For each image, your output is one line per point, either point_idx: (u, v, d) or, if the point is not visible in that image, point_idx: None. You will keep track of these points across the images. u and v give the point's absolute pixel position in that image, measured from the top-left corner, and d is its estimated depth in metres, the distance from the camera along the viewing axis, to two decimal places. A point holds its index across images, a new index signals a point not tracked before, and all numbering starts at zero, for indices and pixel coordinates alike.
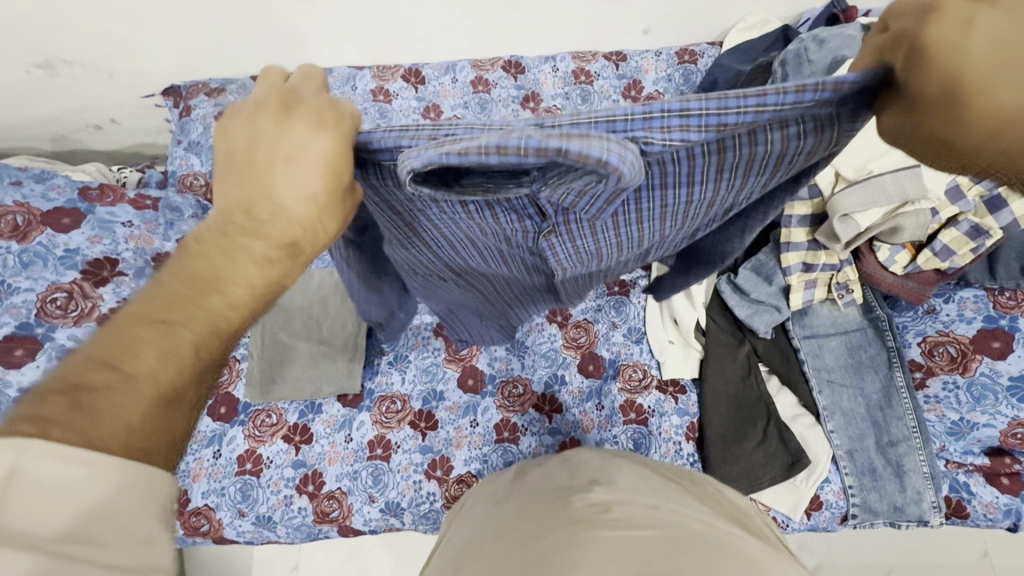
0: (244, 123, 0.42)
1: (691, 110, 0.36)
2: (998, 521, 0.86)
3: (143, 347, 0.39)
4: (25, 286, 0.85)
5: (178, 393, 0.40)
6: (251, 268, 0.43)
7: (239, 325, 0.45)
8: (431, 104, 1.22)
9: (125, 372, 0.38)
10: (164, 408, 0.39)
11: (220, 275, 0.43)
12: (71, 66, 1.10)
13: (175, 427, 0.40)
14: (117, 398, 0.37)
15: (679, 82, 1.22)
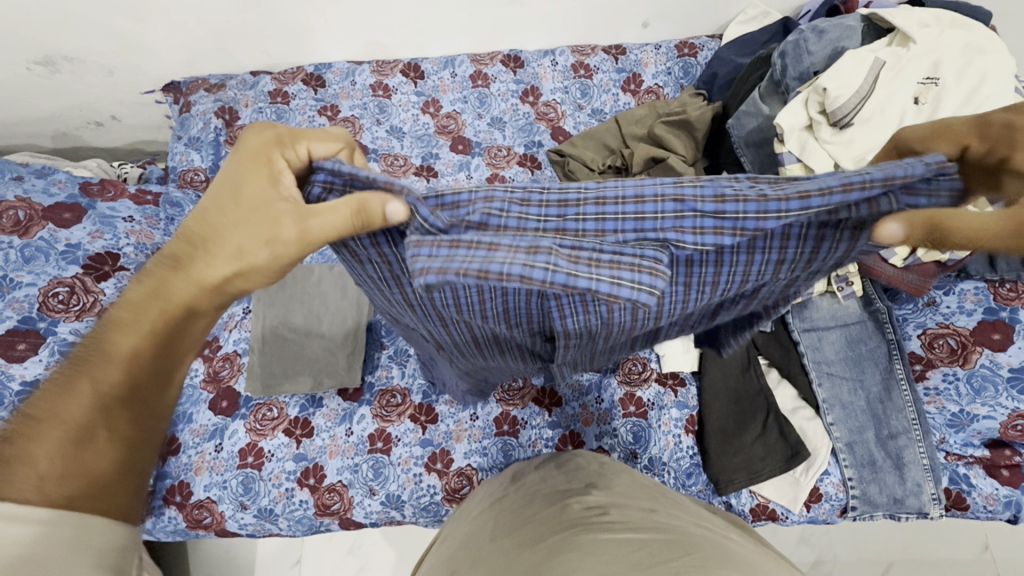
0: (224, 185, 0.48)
1: (726, 207, 0.39)
2: (999, 513, 0.86)
3: (57, 395, 0.45)
4: (27, 280, 0.86)
5: (87, 431, 0.45)
6: (191, 290, 0.49)
7: (147, 350, 0.49)
8: (430, 98, 1.19)
9: (38, 417, 0.43)
10: (75, 446, 0.44)
11: (153, 296, 0.49)
12: (72, 63, 1.10)
13: (97, 466, 0.44)
14: (30, 446, 0.42)
15: (679, 75, 1.21)
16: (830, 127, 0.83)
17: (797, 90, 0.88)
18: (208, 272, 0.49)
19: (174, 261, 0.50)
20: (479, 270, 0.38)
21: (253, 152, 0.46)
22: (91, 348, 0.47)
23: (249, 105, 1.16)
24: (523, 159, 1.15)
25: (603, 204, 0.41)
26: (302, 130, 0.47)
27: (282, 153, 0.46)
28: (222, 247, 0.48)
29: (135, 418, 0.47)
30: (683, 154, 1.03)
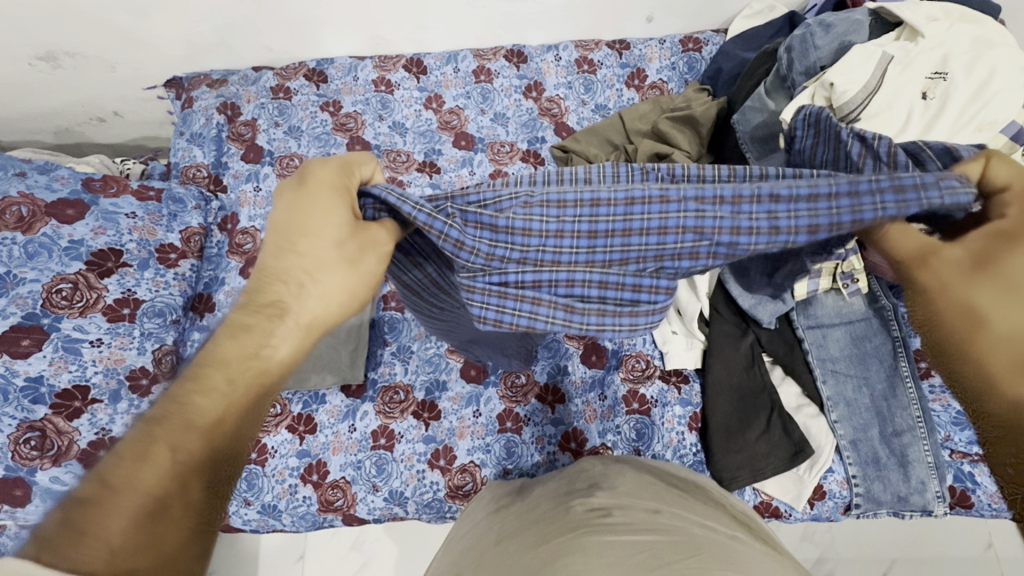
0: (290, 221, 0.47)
1: (742, 238, 0.44)
2: (1003, 510, 0.87)
3: (130, 464, 0.43)
4: (30, 276, 0.85)
5: (161, 503, 0.42)
6: (281, 346, 0.48)
7: (214, 415, 0.45)
8: (433, 94, 1.18)
9: (112, 485, 0.42)
10: (147, 518, 0.41)
11: (246, 352, 0.47)
12: (74, 58, 1.10)
13: (166, 540, 0.42)
14: (104, 516, 0.40)
15: (684, 70, 1.20)
16: (837, 122, 0.82)
17: (804, 84, 0.87)
18: (310, 310, 0.48)
19: (278, 306, 0.47)
20: (526, 322, 0.49)
21: (328, 189, 0.46)
22: (177, 410, 0.45)
23: (251, 101, 1.15)
24: (526, 156, 1.14)
25: (628, 236, 0.45)
26: (352, 158, 0.48)
27: (351, 184, 0.47)
28: (330, 276, 0.47)
29: (207, 486, 0.45)
30: (687, 150, 1.03)
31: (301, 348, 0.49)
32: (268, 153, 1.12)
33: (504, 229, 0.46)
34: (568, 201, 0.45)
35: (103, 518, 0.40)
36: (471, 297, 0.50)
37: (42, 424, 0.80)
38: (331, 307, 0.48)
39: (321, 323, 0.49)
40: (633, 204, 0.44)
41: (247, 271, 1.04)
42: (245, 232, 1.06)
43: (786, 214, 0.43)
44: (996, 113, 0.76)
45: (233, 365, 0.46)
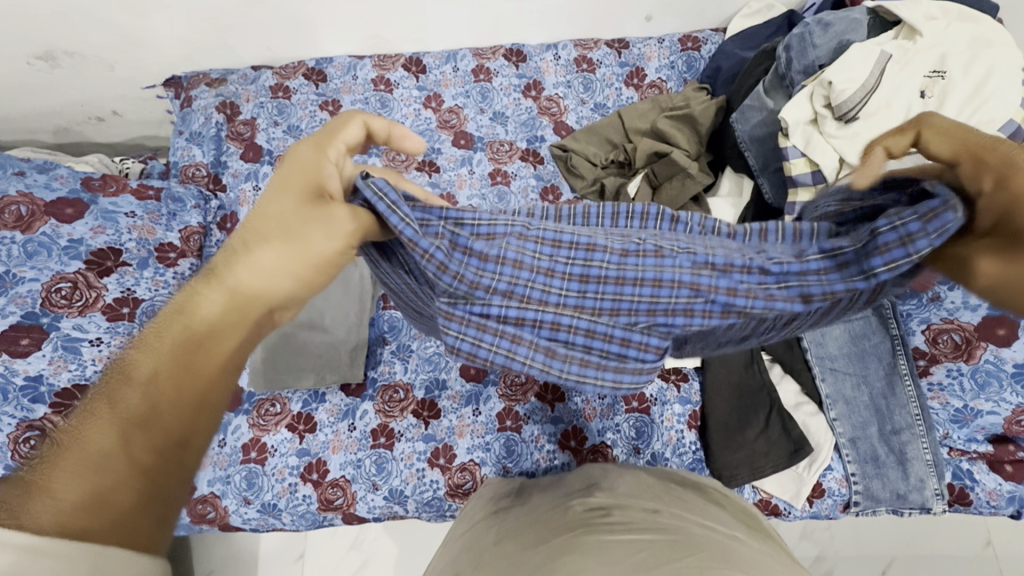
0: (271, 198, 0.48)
1: (736, 301, 0.48)
2: (1001, 508, 0.87)
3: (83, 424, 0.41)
4: (30, 276, 0.85)
5: (107, 460, 0.40)
6: (211, 306, 0.46)
7: (164, 372, 0.44)
8: (433, 93, 1.18)
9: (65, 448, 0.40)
10: (93, 476, 0.39)
11: (183, 308, 0.46)
12: (73, 58, 1.10)
13: (117, 498, 0.38)
14: (51, 475, 0.38)
15: (683, 69, 1.20)
16: (836, 120, 0.82)
17: (802, 83, 0.87)
18: (244, 277, 0.47)
19: (211, 272, 0.47)
20: (502, 361, 0.50)
21: (303, 166, 0.48)
22: (119, 375, 0.44)
23: (250, 100, 1.15)
24: (525, 154, 1.14)
25: (622, 285, 0.49)
26: (335, 132, 0.49)
27: (328, 158, 0.48)
28: (267, 251, 0.46)
29: (161, 444, 0.42)
30: (686, 149, 1.04)
31: (243, 317, 0.47)
32: (267, 152, 1.12)
33: (495, 261, 0.48)
34: (563, 253, 0.49)
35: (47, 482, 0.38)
36: (448, 325, 0.50)
37: (42, 423, 0.79)
38: (274, 280, 0.47)
39: (246, 292, 0.47)
40: (626, 256, 0.49)
41: None
42: None
43: (775, 286, 0.47)
44: (995, 112, 0.76)
45: (172, 327, 0.46)
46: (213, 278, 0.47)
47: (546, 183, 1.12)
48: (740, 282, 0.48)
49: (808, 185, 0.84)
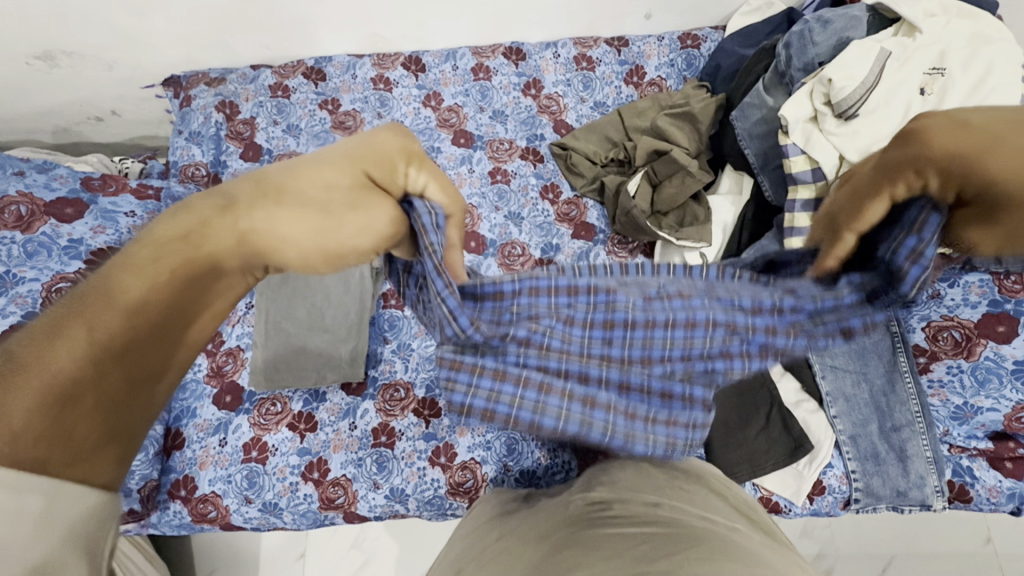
0: (316, 171, 0.41)
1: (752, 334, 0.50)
2: (1001, 504, 0.87)
3: (43, 346, 0.36)
4: (30, 275, 0.85)
5: (71, 392, 0.36)
6: (220, 236, 0.40)
7: (153, 305, 0.39)
8: (432, 91, 1.18)
9: (18, 368, 0.35)
10: (55, 408, 0.35)
11: (184, 232, 0.40)
12: (72, 58, 1.10)
13: (80, 431, 0.36)
14: (5, 398, 0.34)
15: (682, 67, 1.20)
16: (835, 118, 0.82)
17: (801, 80, 0.87)
18: (264, 221, 0.40)
19: (223, 204, 0.41)
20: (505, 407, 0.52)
21: (375, 162, 0.42)
22: (97, 292, 0.38)
23: (250, 99, 1.15)
24: (525, 153, 1.14)
25: (647, 326, 0.52)
26: (427, 158, 0.44)
27: (405, 168, 0.43)
28: (299, 215, 0.40)
29: (133, 379, 0.39)
30: (685, 147, 1.03)
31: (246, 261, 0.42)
32: (267, 151, 1.12)
33: (510, 311, 0.51)
34: (581, 302, 0.52)
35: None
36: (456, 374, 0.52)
37: None
38: (287, 246, 0.41)
39: (258, 240, 0.41)
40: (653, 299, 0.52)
41: None
42: None
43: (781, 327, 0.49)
44: None
45: (160, 252, 0.40)
46: (227, 212, 0.41)
47: (546, 181, 1.12)
48: (774, 323, 0.49)
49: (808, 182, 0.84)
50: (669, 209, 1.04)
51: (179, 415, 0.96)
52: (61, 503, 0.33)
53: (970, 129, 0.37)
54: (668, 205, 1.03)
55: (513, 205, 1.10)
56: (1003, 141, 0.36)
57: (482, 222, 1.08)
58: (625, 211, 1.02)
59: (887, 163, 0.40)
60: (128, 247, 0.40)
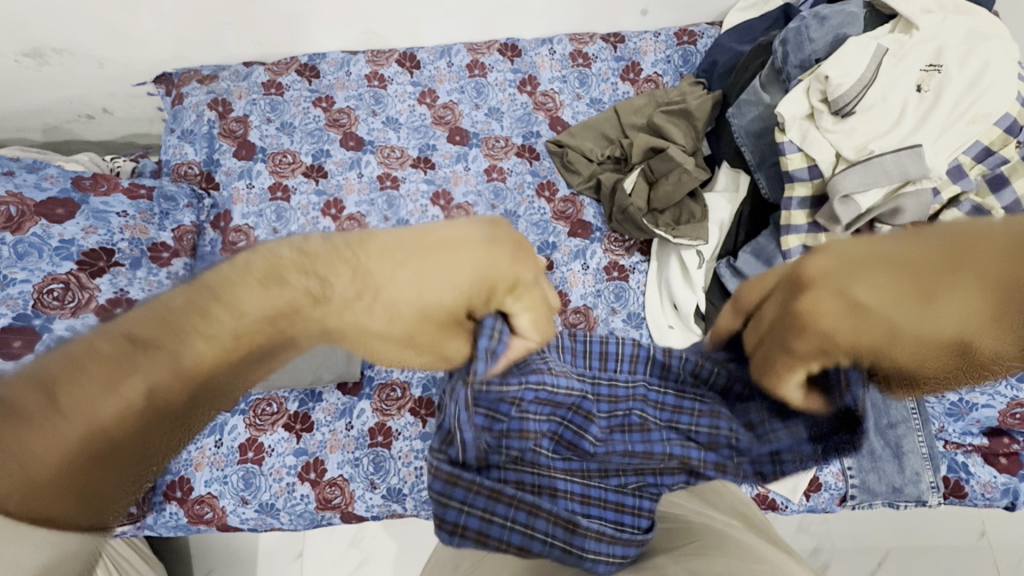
0: (411, 275, 0.41)
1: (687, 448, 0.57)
2: (996, 500, 0.88)
3: (90, 389, 0.35)
4: (21, 277, 0.84)
5: (109, 448, 0.37)
6: (258, 302, 0.39)
7: (211, 371, 0.39)
8: (427, 88, 1.17)
9: (61, 406, 0.35)
10: (93, 460, 0.37)
11: (222, 292, 0.39)
12: (61, 55, 1.08)
13: (106, 474, 0.38)
14: (38, 435, 0.35)
15: (679, 63, 1.19)
16: (832, 115, 0.82)
17: (798, 78, 0.87)
18: (359, 315, 0.42)
19: (316, 292, 0.41)
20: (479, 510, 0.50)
21: (479, 289, 0.42)
22: (167, 339, 0.37)
23: (242, 97, 1.14)
24: (521, 150, 1.13)
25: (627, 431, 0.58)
26: (526, 281, 0.44)
27: (500, 296, 0.43)
28: (393, 312, 0.41)
29: (166, 437, 0.40)
30: (682, 144, 1.03)
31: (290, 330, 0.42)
32: (260, 150, 1.11)
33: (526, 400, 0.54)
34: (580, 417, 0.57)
35: (25, 423, 0.35)
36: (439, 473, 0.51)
37: None
38: (359, 327, 0.43)
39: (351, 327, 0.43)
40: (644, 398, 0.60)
41: None
42: (238, 230, 1.05)
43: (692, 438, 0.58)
44: (990, 106, 0.76)
45: (200, 307, 0.38)
46: (320, 305, 0.42)
47: (542, 179, 1.11)
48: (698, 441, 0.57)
49: (805, 180, 0.85)
50: (665, 207, 1.04)
51: None
52: (68, 528, 0.40)
53: (863, 310, 0.40)
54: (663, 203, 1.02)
55: (510, 204, 1.09)
56: (898, 330, 0.41)
57: None
58: (622, 209, 1.02)
59: (787, 317, 0.45)
60: (180, 294, 0.40)
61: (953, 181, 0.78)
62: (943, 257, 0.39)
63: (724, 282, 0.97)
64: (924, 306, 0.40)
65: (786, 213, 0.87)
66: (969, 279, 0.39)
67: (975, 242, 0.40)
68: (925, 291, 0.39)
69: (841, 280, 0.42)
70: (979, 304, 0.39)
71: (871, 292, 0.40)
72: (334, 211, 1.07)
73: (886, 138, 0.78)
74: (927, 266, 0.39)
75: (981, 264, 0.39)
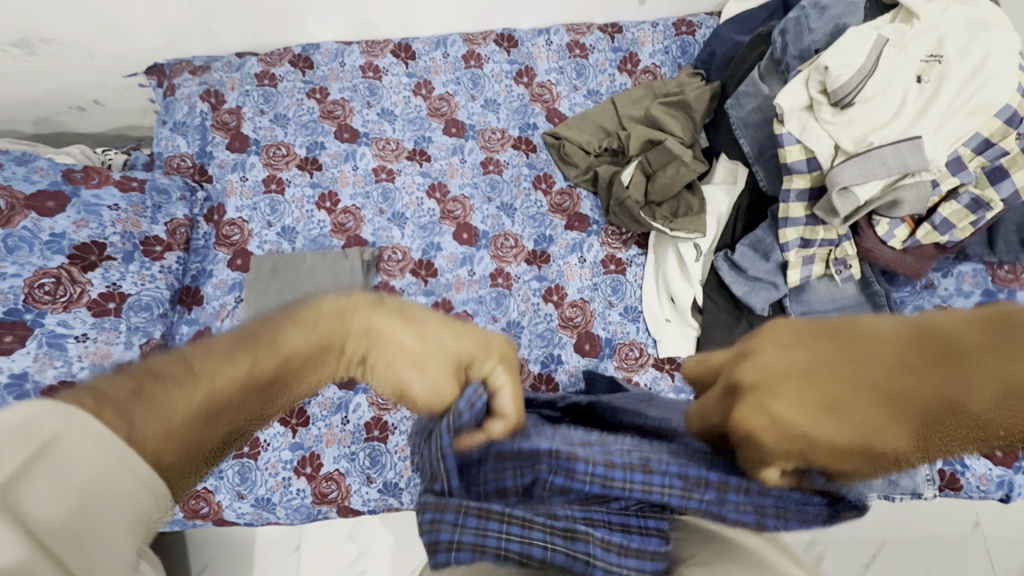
0: (420, 340, 0.39)
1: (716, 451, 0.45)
2: (990, 492, 0.88)
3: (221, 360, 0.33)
4: (11, 271, 0.83)
5: (224, 415, 0.33)
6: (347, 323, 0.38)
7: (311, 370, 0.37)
8: (422, 80, 1.16)
9: (194, 370, 0.32)
10: (202, 424, 0.32)
11: (317, 312, 0.37)
12: (50, 45, 1.07)
13: (207, 450, 0.33)
14: (165, 399, 0.31)
15: (677, 54, 1.18)
16: (831, 106, 0.81)
17: (797, 68, 0.86)
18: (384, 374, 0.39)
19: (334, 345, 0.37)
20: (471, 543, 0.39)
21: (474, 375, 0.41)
22: (267, 329, 0.35)
23: (235, 88, 1.12)
24: (518, 143, 1.12)
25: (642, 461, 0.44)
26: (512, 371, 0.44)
27: (494, 373, 0.42)
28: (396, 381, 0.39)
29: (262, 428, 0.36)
30: (679, 137, 1.03)
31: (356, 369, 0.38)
32: (254, 142, 1.10)
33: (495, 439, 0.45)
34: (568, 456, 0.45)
35: (174, 384, 0.32)
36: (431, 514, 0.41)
37: None
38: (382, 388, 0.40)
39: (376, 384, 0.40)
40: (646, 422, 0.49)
41: (236, 263, 1.03)
42: (232, 223, 1.05)
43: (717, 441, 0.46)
44: (990, 97, 0.76)
45: (290, 324, 0.36)
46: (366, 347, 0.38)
47: (539, 172, 1.10)
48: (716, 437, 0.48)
49: (803, 172, 0.84)
50: (663, 200, 1.03)
51: None
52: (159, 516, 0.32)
53: (792, 429, 0.32)
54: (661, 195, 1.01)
55: (506, 196, 1.09)
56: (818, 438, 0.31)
57: (474, 213, 1.07)
58: (619, 201, 1.01)
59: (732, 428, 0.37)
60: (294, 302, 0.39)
61: (952, 173, 0.79)
62: (876, 347, 0.30)
63: (721, 275, 0.97)
64: (857, 422, 0.30)
65: (784, 206, 0.88)
66: (909, 379, 0.30)
67: (900, 331, 0.30)
68: (845, 402, 0.29)
69: (763, 393, 0.33)
70: (925, 412, 0.30)
71: (792, 405, 0.31)
72: (329, 204, 1.07)
73: (886, 129, 0.78)
74: (852, 366, 0.30)
75: (909, 367, 0.29)
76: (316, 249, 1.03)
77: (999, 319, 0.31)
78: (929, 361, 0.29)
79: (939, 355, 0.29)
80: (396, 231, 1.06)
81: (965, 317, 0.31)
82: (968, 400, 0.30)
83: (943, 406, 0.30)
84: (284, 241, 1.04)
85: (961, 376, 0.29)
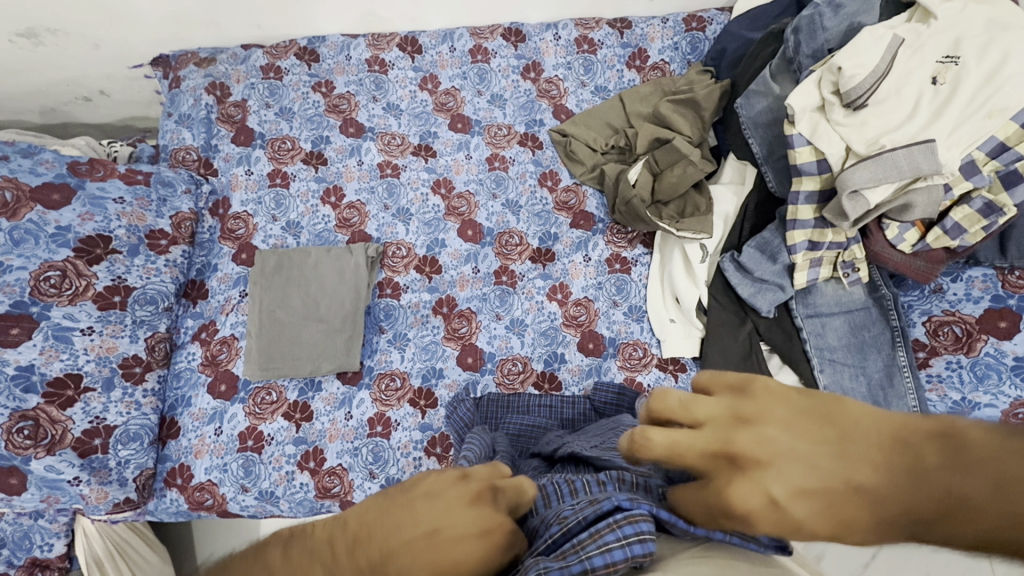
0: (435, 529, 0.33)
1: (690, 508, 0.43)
2: None
3: None
4: (17, 264, 0.83)
5: None
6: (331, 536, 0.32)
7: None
8: (429, 74, 1.15)
9: None
10: None
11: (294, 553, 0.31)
12: (56, 35, 1.06)
13: None
14: None
15: (686, 51, 1.16)
16: (844, 108, 0.80)
17: (810, 68, 0.85)
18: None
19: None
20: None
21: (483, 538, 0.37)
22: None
23: (241, 81, 1.12)
24: (524, 139, 1.11)
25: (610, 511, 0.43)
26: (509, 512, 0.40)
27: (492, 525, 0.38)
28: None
29: None
30: (687, 135, 1.01)
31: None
32: (259, 136, 1.09)
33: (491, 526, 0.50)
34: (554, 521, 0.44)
35: None
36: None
37: (36, 413, 0.81)
38: None
39: None
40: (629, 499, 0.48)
41: (241, 257, 1.03)
42: (237, 217, 1.04)
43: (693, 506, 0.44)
44: (1007, 100, 0.74)
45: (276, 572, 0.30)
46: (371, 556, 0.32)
47: (545, 168, 1.10)
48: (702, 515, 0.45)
49: (813, 174, 0.83)
50: (669, 199, 1.03)
51: (174, 404, 0.96)
52: None
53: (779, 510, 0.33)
54: (668, 194, 1.01)
55: (512, 193, 1.08)
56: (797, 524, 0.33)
57: (479, 210, 1.07)
58: (625, 200, 1.00)
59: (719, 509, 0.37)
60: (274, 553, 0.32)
61: (965, 177, 0.78)
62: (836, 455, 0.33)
63: (727, 275, 0.96)
64: (833, 511, 0.32)
65: (792, 209, 0.87)
66: (862, 476, 0.31)
67: (871, 436, 0.32)
68: (829, 491, 0.32)
69: (756, 470, 0.35)
70: (890, 518, 0.30)
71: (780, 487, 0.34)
72: (334, 199, 1.06)
73: (899, 132, 0.76)
74: (825, 457, 0.33)
75: (872, 470, 0.31)
76: (321, 244, 1.03)
77: (959, 429, 0.30)
78: (893, 467, 0.31)
79: (905, 468, 0.31)
80: (400, 227, 1.05)
81: (928, 430, 0.31)
82: (922, 507, 0.29)
83: (905, 518, 0.30)
84: (289, 236, 1.04)
85: (921, 485, 0.30)
